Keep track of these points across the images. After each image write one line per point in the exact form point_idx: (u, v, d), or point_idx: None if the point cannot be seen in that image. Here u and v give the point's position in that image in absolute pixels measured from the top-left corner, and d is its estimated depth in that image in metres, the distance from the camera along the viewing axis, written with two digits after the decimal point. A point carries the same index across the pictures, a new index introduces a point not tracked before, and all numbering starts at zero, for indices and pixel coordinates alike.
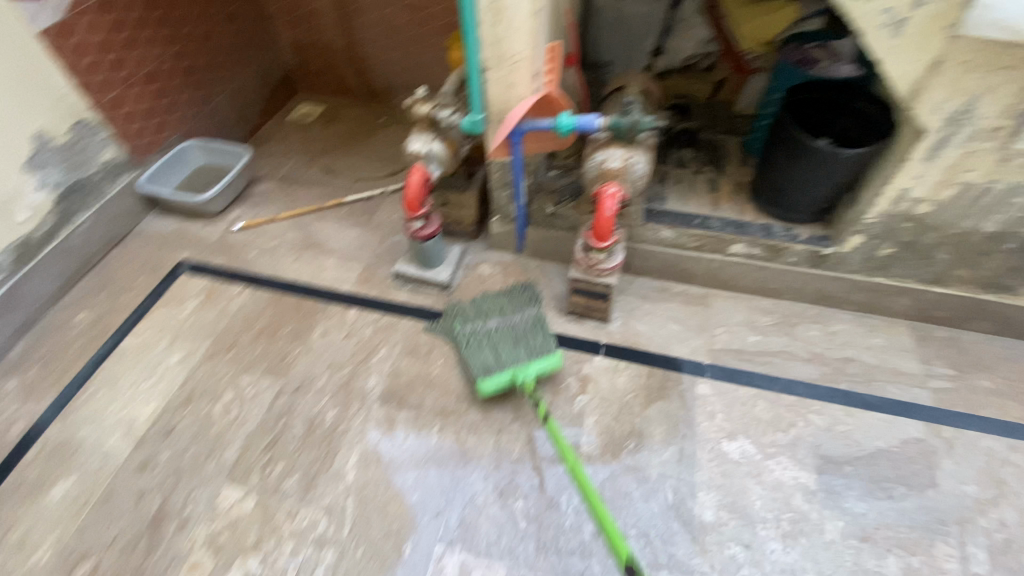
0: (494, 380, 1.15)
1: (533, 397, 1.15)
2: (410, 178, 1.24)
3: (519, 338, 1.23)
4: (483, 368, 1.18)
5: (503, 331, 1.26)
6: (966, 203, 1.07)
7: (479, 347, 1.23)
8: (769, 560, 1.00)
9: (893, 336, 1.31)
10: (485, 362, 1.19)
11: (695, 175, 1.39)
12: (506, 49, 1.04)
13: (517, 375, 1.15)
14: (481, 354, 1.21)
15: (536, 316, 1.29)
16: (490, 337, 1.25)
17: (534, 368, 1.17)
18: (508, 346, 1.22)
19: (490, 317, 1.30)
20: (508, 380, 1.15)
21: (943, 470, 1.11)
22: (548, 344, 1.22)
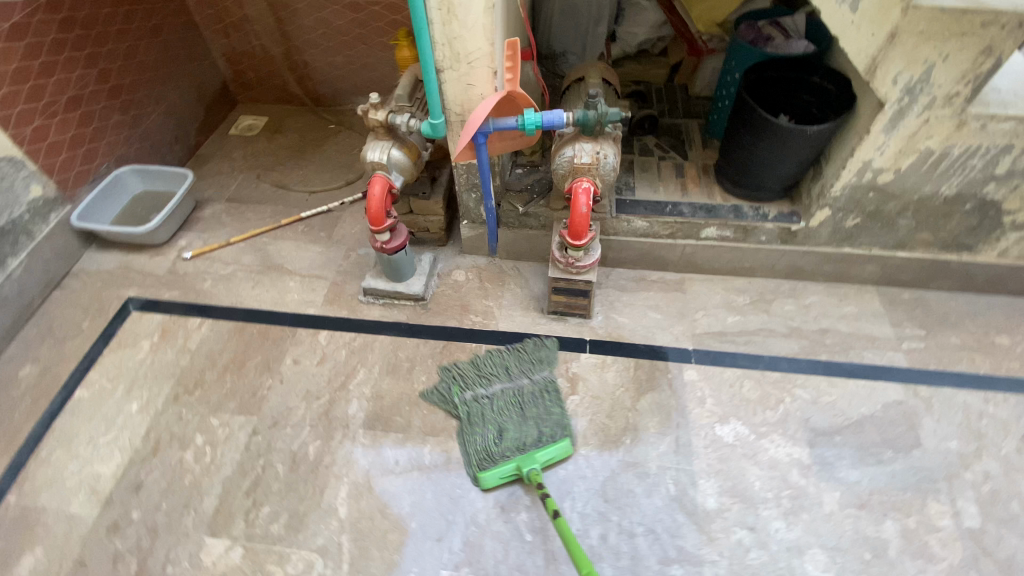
0: (497, 474, 1.06)
1: (537, 483, 1.03)
2: (373, 191, 1.18)
3: (527, 418, 1.14)
4: (485, 457, 1.09)
5: (509, 407, 1.16)
6: (926, 170, 1.09)
7: (483, 427, 1.13)
8: (774, 539, 1.01)
9: (865, 302, 1.34)
10: (487, 449, 1.10)
11: (661, 161, 1.38)
12: (462, 48, 0.99)
13: (523, 467, 1.06)
14: (484, 439, 1.12)
15: (545, 386, 1.20)
16: (494, 413, 1.15)
17: (541, 459, 1.08)
18: (515, 427, 1.13)
19: (495, 383, 1.20)
20: (513, 472, 1.07)
21: (926, 429, 1.15)
22: (560, 429, 1.13)
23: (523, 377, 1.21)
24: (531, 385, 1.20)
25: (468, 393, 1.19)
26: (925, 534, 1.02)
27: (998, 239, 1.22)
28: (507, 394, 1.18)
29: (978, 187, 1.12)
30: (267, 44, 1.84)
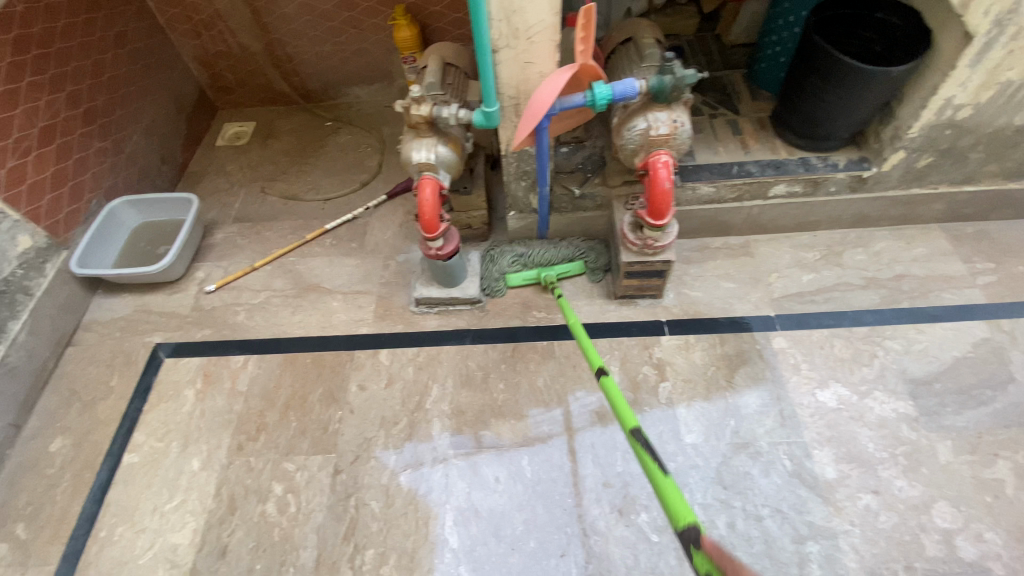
0: (521, 277, 1.29)
1: (551, 286, 1.25)
2: (425, 195, 1.06)
3: (552, 245, 1.32)
4: (512, 267, 1.31)
5: (538, 249, 1.32)
6: (1005, 100, 1.04)
7: (515, 249, 1.33)
8: (899, 498, 0.99)
9: (932, 242, 1.31)
10: (515, 261, 1.31)
11: (713, 119, 1.29)
12: (521, 22, 0.88)
13: (542, 274, 1.28)
14: (513, 255, 1.32)
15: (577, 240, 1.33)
16: (526, 249, 1.33)
17: (557, 271, 1.29)
18: (542, 249, 1.32)
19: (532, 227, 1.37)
20: (534, 278, 1.29)
21: (1017, 363, 1.13)
22: (579, 256, 1.31)
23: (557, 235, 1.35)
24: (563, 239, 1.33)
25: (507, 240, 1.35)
26: None
27: None
28: (540, 245, 1.33)
29: None
30: (244, 40, 1.65)
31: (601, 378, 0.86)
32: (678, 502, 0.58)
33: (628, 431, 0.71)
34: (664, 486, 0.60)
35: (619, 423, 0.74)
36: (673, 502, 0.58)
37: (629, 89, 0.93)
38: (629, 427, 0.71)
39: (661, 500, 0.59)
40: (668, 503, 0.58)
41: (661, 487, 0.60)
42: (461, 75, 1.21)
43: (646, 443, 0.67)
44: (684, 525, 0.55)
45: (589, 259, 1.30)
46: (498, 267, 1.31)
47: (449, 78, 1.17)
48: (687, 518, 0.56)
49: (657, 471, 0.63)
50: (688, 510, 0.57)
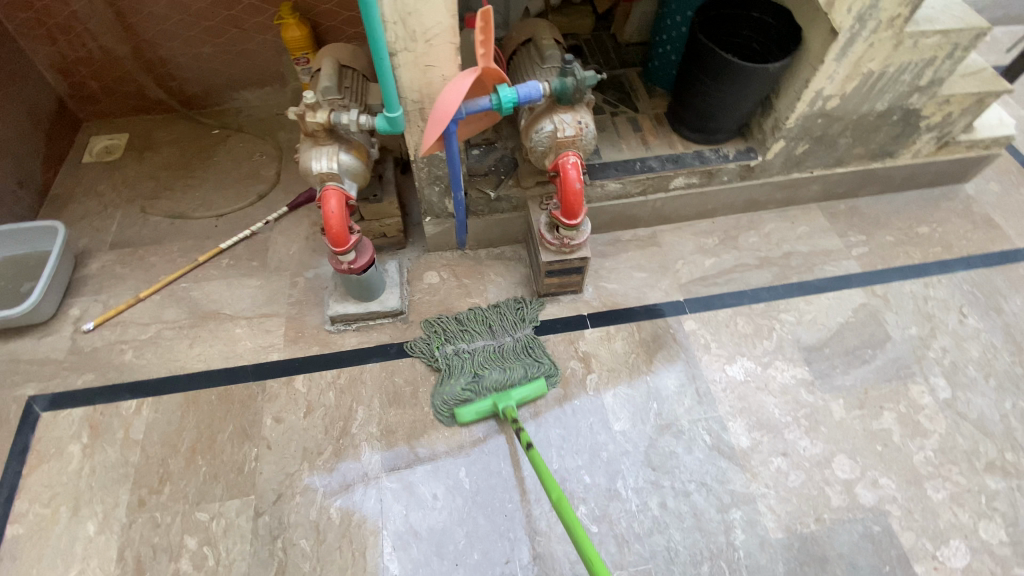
0: (473, 410, 1.08)
1: (510, 417, 1.04)
2: (330, 207, 1.00)
3: (502, 350, 1.19)
4: (462, 396, 1.12)
5: (486, 357, 1.18)
6: (865, 90, 1.16)
7: (459, 356, 1.17)
8: (805, 457, 1.08)
9: (813, 220, 1.45)
10: (464, 383, 1.13)
11: (614, 117, 1.35)
12: (419, 24, 0.84)
13: (498, 404, 1.08)
14: (461, 377, 1.14)
15: (526, 341, 1.20)
16: (473, 362, 1.17)
17: (516, 396, 1.10)
18: (490, 355, 1.18)
19: (477, 341, 1.20)
20: (488, 410, 1.09)
21: (890, 322, 1.28)
22: (535, 368, 1.16)
23: (505, 334, 1.21)
24: (513, 341, 1.20)
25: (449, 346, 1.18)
26: (915, 415, 1.14)
27: (915, 141, 1.36)
28: (487, 351, 1.19)
29: (904, 99, 1.21)
30: (106, 43, 1.45)
31: None
32: None
33: None
34: None
35: None
36: None
37: (533, 92, 0.93)
38: None
39: None
40: None
41: None
42: (359, 77, 1.15)
43: None
44: None
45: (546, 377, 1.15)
46: (445, 399, 1.12)
47: (347, 81, 1.11)
48: None
49: None
50: None
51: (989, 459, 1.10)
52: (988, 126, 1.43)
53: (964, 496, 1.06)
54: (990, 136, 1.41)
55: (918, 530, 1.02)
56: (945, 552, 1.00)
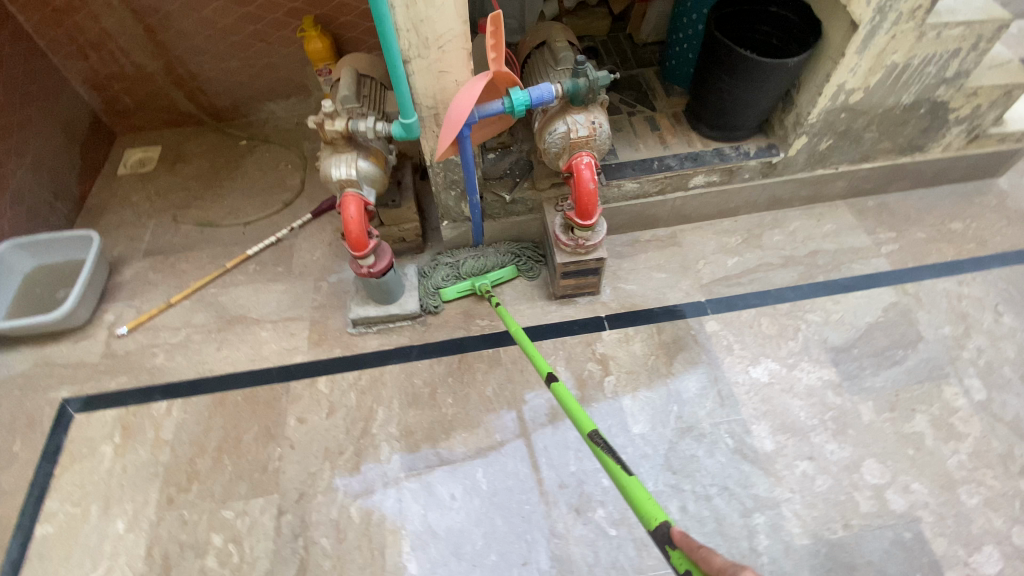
0: (456, 288, 1.27)
1: (486, 294, 1.23)
2: (350, 212, 1.03)
3: (481, 252, 1.31)
4: (444, 277, 1.29)
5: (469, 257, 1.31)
6: (890, 83, 1.13)
7: (443, 259, 1.31)
8: (832, 461, 1.05)
9: (840, 218, 1.41)
10: (446, 270, 1.29)
11: (631, 117, 1.34)
12: (431, 31, 0.86)
13: (475, 283, 1.26)
14: (442, 268, 1.29)
15: (505, 250, 1.32)
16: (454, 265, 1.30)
17: (491, 278, 1.29)
18: (470, 258, 1.30)
19: (460, 252, 1.32)
20: (468, 288, 1.27)
21: (922, 322, 1.23)
22: (508, 259, 1.31)
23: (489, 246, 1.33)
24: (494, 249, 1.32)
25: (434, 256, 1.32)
26: (949, 417, 1.10)
27: (945, 134, 1.32)
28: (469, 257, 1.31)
29: (931, 91, 1.17)
30: (139, 59, 1.53)
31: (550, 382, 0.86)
32: (645, 501, 0.57)
33: (587, 435, 0.70)
34: (628, 483, 0.60)
35: (576, 426, 0.73)
36: (640, 499, 0.58)
37: (545, 94, 0.94)
38: (587, 432, 0.70)
39: (627, 496, 0.59)
40: (636, 503, 0.58)
41: (628, 488, 0.59)
42: (377, 86, 1.18)
43: (605, 444, 0.67)
44: (655, 523, 0.55)
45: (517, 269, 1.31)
46: (430, 280, 1.28)
47: (365, 90, 1.14)
48: (657, 515, 0.55)
49: (619, 469, 0.62)
50: (658, 509, 0.56)
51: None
52: (1020, 118, 1.38)
53: (998, 501, 1.02)
54: (1022, 129, 1.37)
55: (949, 536, 0.98)
56: (976, 558, 0.97)
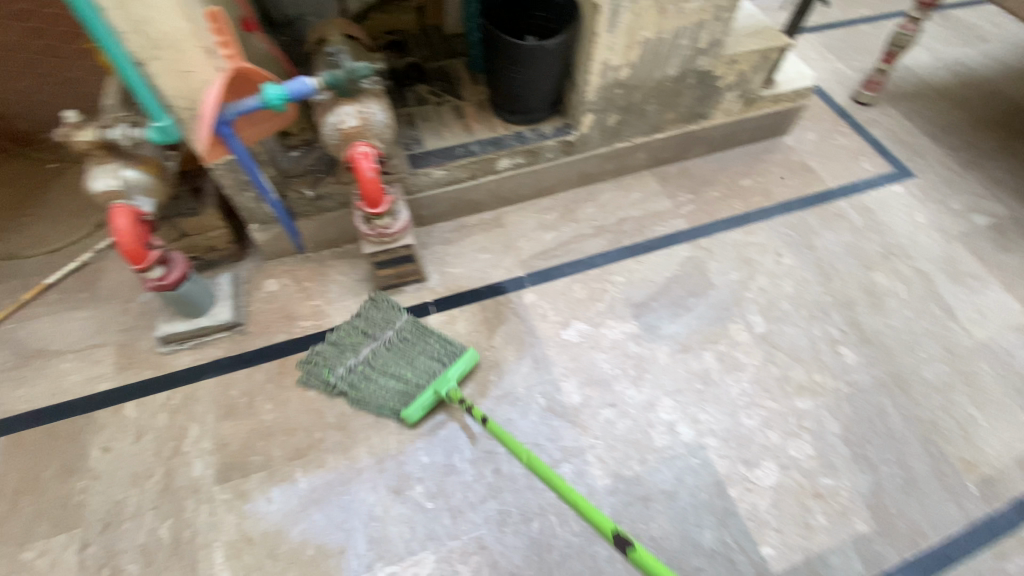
0: (419, 405, 1.07)
1: (460, 400, 1.07)
2: (119, 224, 0.98)
3: (390, 338, 1.17)
4: (372, 385, 1.12)
5: (388, 356, 1.15)
6: (651, 58, 1.22)
7: (352, 366, 1.14)
8: (631, 405, 1.14)
9: (645, 186, 1.54)
10: (370, 376, 1.13)
11: (438, 107, 1.36)
12: (157, 31, 0.84)
13: (440, 390, 1.08)
14: (360, 374, 1.13)
15: (409, 322, 1.19)
16: (373, 367, 1.14)
17: (453, 375, 1.11)
18: (382, 349, 1.15)
19: (363, 347, 1.16)
20: (432, 400, 1.08)
21: (712, 270, 1.37)
22: (427, 333, 1.18)
23: (384, 329, 1.18)
24: (397, 331, 1.18)
25: (340, 368, 1.13)
26: (733, 351, 1.23)
27: (721, 101, 1.45)
28: (381, 349, 1.15)
29: (692, 62, 1.28)
30: None
31: (624, 548, 0.78)
32: None
33: None
34: None
35: None
36: None
37: (302, 88, 0.94)
38: None
39: None
40: None
41: None
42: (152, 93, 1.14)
43: None
44: None
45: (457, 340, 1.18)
46: (359, 395, 1.11)
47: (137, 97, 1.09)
48: None
49: None
50: None
51: (798, 383, 1.19)
52: (789, 79, 1.53)
53: (775, 419, 1.14)
54: (791, 88, 1.51)
55: (732, 457, 1.09)
56: (757, 474, 1.07)
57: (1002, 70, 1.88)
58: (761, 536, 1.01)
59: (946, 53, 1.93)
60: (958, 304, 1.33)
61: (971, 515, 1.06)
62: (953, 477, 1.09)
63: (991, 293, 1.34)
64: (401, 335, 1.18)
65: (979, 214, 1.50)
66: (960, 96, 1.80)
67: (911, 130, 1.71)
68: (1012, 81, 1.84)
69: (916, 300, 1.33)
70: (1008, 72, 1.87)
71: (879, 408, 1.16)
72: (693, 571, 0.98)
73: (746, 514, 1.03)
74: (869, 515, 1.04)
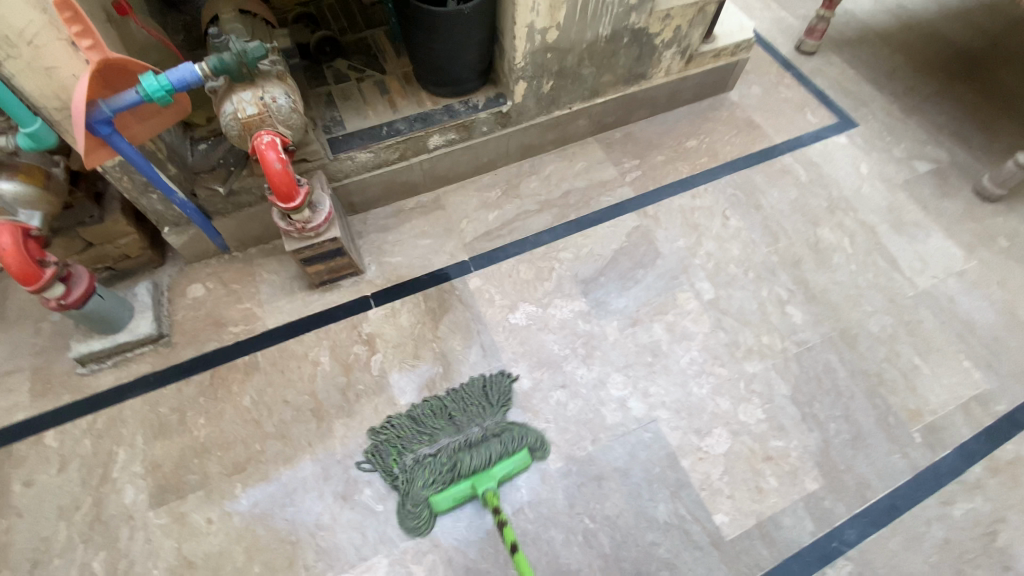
0: (451, 495, 0.97)
1: (492, 505, 0.94)
2: (1, 243, 0.88)
3: (472, 441, 1.03)
4: (431, 486, 0.99)
5: (461, 456, 1.01)
6: (579, 18, 1.15)
7: (421, 458, 1.02)
8: (582, 384, 1.12)
9: (589, 155, 1.48)
10: (433, 478, 1.00)
11: (360, 83, 1.26)
12: (6, 26, 0.75)
13: (478, 488, 0.97)
14: (426, 474, 1.00)
15: (497, 428, 1.05)
16: (440, 468, 1.00)
17: (497, 476, 0.99)
18: (459, 452, 1.02)
19: (439, 438, 1.04)
20: (466, 494, 0.97)
21: (660, 238, 1.33)
22: (511, 445, 1.03)
23: (474, 424, 1.05)
24: (485, 430, 1.04)
25: (410, 455, 1.02)
26: (681, 320, 1.21)
27: (659, 60, 1.39)
28: (456, 448, 1.02)
29: (624, 20, 1.21)
30: None
31: None
32: None
33: None
34: None
35: None
36: None
37: (186, 78, 0.85)
38: None
39: None
40: None
41: None
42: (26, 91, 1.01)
43: None
44: None
45: (532, 435, 1.04)
46: (416, 494, 0.99)
47: None
48: None
49: None
50: None
51: (747, 347, 1.18)
52: (729, 31, 1.47)
53: (725, 385, 1.13)
54: (730, 42, 1.45)
55: (685, 428, 1.08)
56: (709, 443, 1.07)
57: (940, 10, 1.86)
58: (714, 505, 1.02)
59: None
60: (902, 255, 1.33)
61: (916, 463, 1.08)
62: (899, 428, 1.12)
63: (933, 240, 1.35)
64: (482, 435, 1.04)
65: (922, 160, 1.50)
66: (901, 39, 1.77)
67: (854, 77, 1.68)
68: (950, 21, 1.82)
69: (861, 253, 1.33)
70: (946, 12, 1.85)
71: (827, 365, 1.17)
72: (648, 546, 0.98)
73: (700, 484, 1.03)
74: (818, 473, 1.06)
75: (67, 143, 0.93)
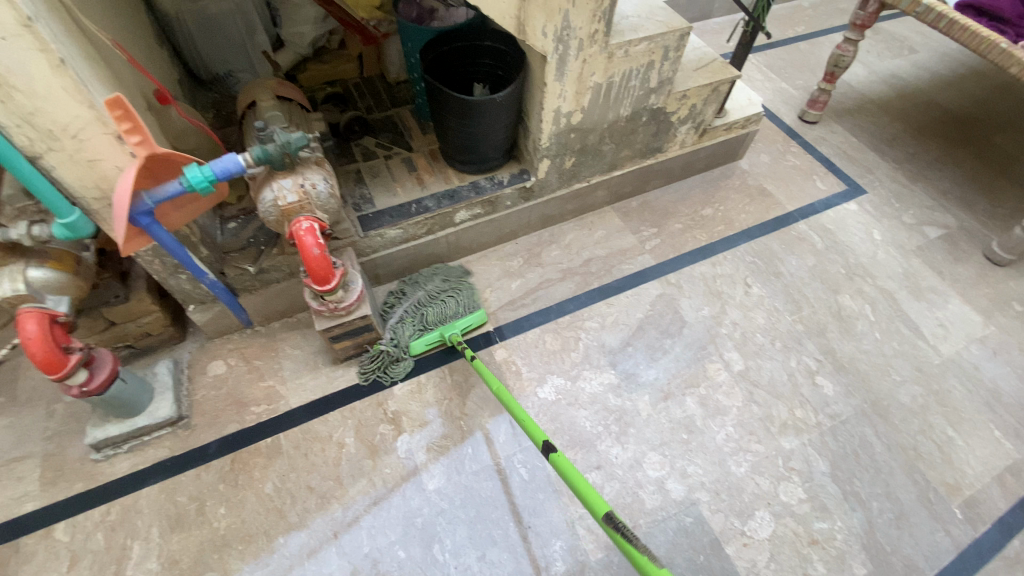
0: (424, 340, 1.19)
1: (459, 344, 1.16)
2: (28, 331, 0.85)
3: (431, 300, 1.26)
4: (408, 335, 1.22)
5: (424, 311, 1.25)
6: (602, 101, 1.19)
7: (395, 319, 1.23)
8: (617, 465, 1.09)
9: (608, 223, 1.50)
10: (409, 329, 1.22)
11: (388, 160, 1.28)
12: (52, 123, 0.75)
13: (446, 334, 1.19)
14: (401, 328, 1.22)
15: (447, 289, 1.29)
16: (412, 322, 1.23)
17: (459, 325, 1.22)
18: (425, 310, 1.24)
19: (408, 303, 1.26)
20: (437, 340, 1.20)
21: (684, 307, 1.34)
22: (466, 301, 1.28)
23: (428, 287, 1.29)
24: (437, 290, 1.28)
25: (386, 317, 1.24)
26: (714, 394, 1.19)
27: (675, 134, 1.44)
28: (418, 305, 1.26)
29: (644, 101, 1.26)
30: None
31: (547, 451, 0.80)
32: (591, 495, 0.71)
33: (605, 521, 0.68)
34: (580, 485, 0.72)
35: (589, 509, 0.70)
36: (589, 496, 0.71)
37: (230, 168, 0.85)
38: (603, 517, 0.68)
39: (579, 495, 0.72)
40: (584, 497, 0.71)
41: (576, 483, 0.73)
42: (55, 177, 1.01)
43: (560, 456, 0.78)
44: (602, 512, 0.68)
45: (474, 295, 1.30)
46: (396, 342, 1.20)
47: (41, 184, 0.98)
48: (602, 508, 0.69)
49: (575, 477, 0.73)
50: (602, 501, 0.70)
51: (781, 420, 1.16)
52: (739, 106, 1.54)
53: (763, 464, 1.11)
54: (741, 116, 1.51)
55: (725, 510, 1.05)
56: (752, 526, 1.04)
57: (933, 81, 1.96)
58: None
59: (880, 67, 2.00)
60: (924, 321, 1.34)
61: (960, 541, 1.05)
62: (940, 505, 1.09)
63: (952, 306, 1.37)
64: (438, 295, 1.28)
65: (931, 226, 1.53)
66: (899, 108, 1.86)
67: (857, 145, 1.75)
68: (943, 91, 1.92)
69: (884, 320, 1.33)
70: (938, 82, 1.95)
71: (863, 439, 1.15)
72: None
73: (745, 573, 0.99)
74: (865, 555, 1.02)
75: (102, 230, 0.93)
